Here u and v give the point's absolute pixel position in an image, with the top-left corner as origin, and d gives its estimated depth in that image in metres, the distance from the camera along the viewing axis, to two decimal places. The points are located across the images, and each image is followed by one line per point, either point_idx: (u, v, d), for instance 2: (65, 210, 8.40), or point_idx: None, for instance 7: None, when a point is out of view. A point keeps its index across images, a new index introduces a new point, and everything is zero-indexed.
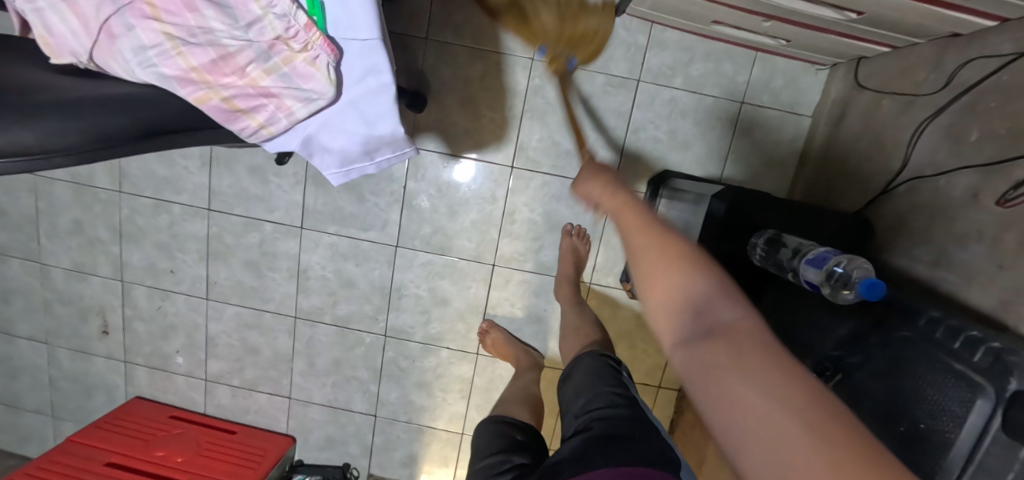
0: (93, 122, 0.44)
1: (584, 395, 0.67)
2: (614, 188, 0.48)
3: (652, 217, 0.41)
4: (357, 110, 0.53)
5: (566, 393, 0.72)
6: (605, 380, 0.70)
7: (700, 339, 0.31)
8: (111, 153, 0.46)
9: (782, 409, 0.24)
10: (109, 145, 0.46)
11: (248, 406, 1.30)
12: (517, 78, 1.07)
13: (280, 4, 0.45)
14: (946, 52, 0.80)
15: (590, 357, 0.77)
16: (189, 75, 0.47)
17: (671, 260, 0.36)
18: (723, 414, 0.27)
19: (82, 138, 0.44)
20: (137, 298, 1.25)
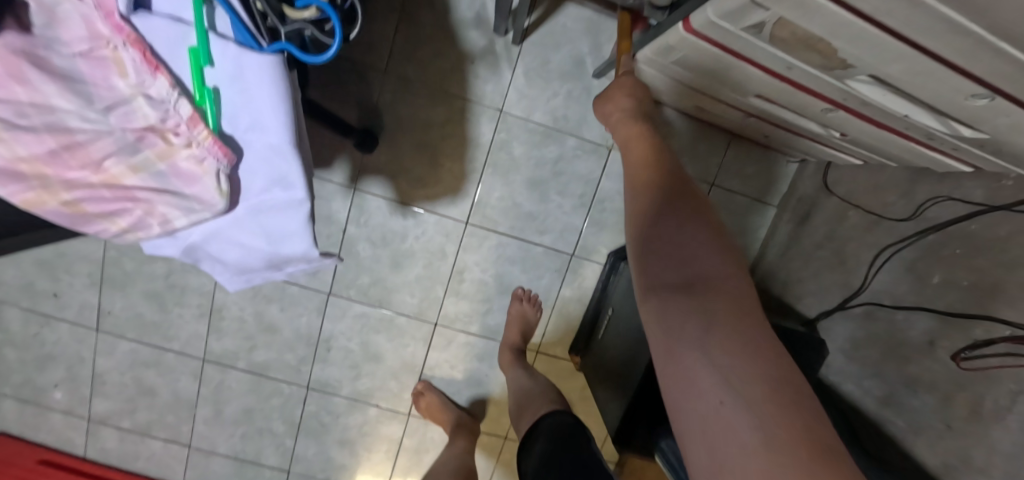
0: None
1: (555, 468, 0.64)
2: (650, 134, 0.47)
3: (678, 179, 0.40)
4: (259, 222, 0.42)
5: (527, 467, 0.70)
6: (576, 446, 0.67)
7: (681, 312, 0.31)
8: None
9: (745, 375, 0.26)
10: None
11: (138, 452, 1.14)
12: (483, 130, 0.98)
13: (155, 85, 0.35)
14: (917, 182, 0.78)
15: (552, 415, 0.75)
16: (15, 167, 0.34)
17: (693, 226, 0.35)
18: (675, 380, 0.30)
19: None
20: (9, 321, 1.06)
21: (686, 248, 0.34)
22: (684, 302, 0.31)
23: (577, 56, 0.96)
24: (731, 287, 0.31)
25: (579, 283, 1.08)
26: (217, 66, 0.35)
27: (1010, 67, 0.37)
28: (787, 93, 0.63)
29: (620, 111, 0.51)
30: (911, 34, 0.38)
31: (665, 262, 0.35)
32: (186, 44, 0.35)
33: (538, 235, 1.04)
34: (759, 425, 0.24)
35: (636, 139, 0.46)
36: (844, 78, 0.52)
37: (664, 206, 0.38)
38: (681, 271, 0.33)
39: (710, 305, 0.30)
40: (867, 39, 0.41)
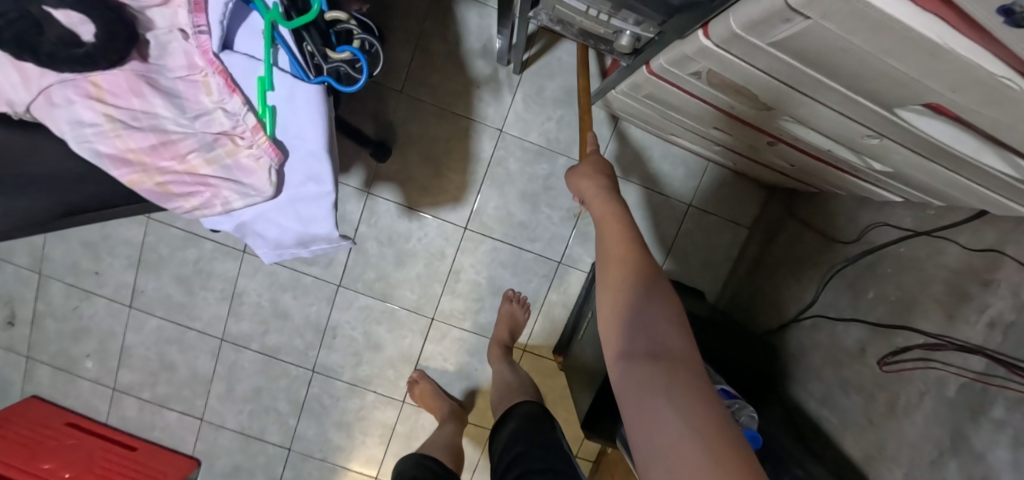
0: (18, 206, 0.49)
1: (519, 442, 0.75)
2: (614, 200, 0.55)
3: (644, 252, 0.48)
4: (295, 208, 0.54)
5: (500, 439, 0.81)
6: (541, 429, 0.77)
7: (646, 356, 0.40)
8: (30, 231, 0.51)
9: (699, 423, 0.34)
10: (35, 225, 0.51)
11: (154, 422, 1.25)
12: (484, 146, 1.10)
13: (231, 102, 0.48)
14: (862, 208, 0.87)
15: (527, 402, 0.84)
16: (125, 155, 0.48)
17: (651, 293, 0.44)
18: (638, 418, 0.37)
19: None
20: (54, 294, 1.19)
21: (649, 308, 0.43)
22: (653, 365, 0.39)
23: (570, 87, 1.09)
24: (685, 354, 0.40)
25: (564, 289, 1.19)
26: (276, 90, 0.48)
27: (877, 117, 0.46)
28: (737, 125, 0.76)
29: (592, 177, 0.58)
30: (804, 88, 0.48)
31: (635, 329, 0.42)
32: (255, 74, 0.48)
33: (529, 243, 1.15)
34: (713, 460, 0.32)
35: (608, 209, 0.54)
36: (774, 118, 0.63)
37: (634, 271, 0.46)
38: (645, 342, 0.41)
39: (676, 370, 0.38)
40: (775, 89, 0.52)
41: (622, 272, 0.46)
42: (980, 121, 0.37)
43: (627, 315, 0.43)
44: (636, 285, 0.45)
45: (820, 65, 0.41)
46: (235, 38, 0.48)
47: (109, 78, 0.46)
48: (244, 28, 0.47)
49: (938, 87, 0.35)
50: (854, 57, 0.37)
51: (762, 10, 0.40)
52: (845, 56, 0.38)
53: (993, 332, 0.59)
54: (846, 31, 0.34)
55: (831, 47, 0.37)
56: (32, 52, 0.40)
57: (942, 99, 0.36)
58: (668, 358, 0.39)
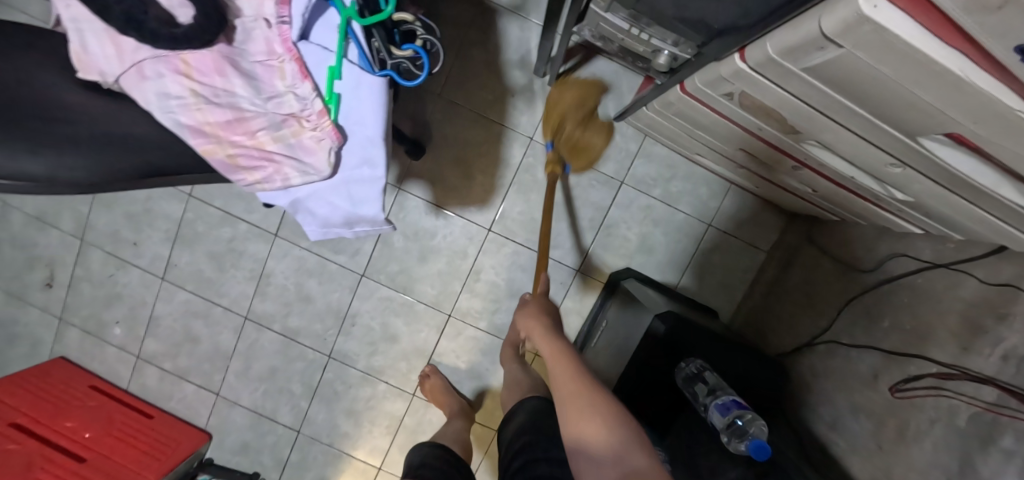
0: (99, 161, 0.52)
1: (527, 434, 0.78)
2: (547, 332, 0.69)
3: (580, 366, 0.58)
4: (348, 189, 0.58)
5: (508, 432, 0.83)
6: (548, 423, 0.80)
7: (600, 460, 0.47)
8: (96, 189, 0.53)
9: None
10: (105, 183, 0.53)
11: (172, 393, 1.29)
12: (514, 153, 1.15)
13: (302, 88, 0.52)
14: (882, 239, 0.89)
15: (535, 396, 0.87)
16: (202, 127, 0.53)
17: (585, 393, 0.53)
18: None
19: (77, 172, 0.50)
20: (93, 261, 1.25)
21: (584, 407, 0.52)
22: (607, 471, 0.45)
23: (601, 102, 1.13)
24: (631, 448, 0.46)
25: (580, 297, 1.21)
26: (344, 80, 0.53)
27: (902, 146, 0.49)
28: (764, 148, 0.79)
29: (532, 320, 0.73)
30: (834, 113, 0.51)
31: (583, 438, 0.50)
32: (326, 64, 0.53)
33: (549, 249, 1.19)
34: None
35: (545, 338, 0.67)
36: (800, 142, 0.66)
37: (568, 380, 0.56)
38: (593, 442, 0.49)
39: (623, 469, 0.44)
40: (804, 114, 0.55)
41: (561, 386, 0.56)
42: (999, 153, 0.40)
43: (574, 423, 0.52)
44: (573, 392, 0.54)
45: (850, 92, 0.44)
46: (313, 29, 0.52)
47: (197, 57, 0.51)
48: (321, 21, 0.52)
49: (961, 118, 0.38)
50: (882, 85, 0.40)
51: (799, 36, 0.43)
52: (873, 84, 0.41)
53: (1005, 364, 0.60)
54: (877, 61, 0.37)
55: (863, 75, 0.40)
56: (136, 27, 0.45)
57: (964, 129, 0.39)
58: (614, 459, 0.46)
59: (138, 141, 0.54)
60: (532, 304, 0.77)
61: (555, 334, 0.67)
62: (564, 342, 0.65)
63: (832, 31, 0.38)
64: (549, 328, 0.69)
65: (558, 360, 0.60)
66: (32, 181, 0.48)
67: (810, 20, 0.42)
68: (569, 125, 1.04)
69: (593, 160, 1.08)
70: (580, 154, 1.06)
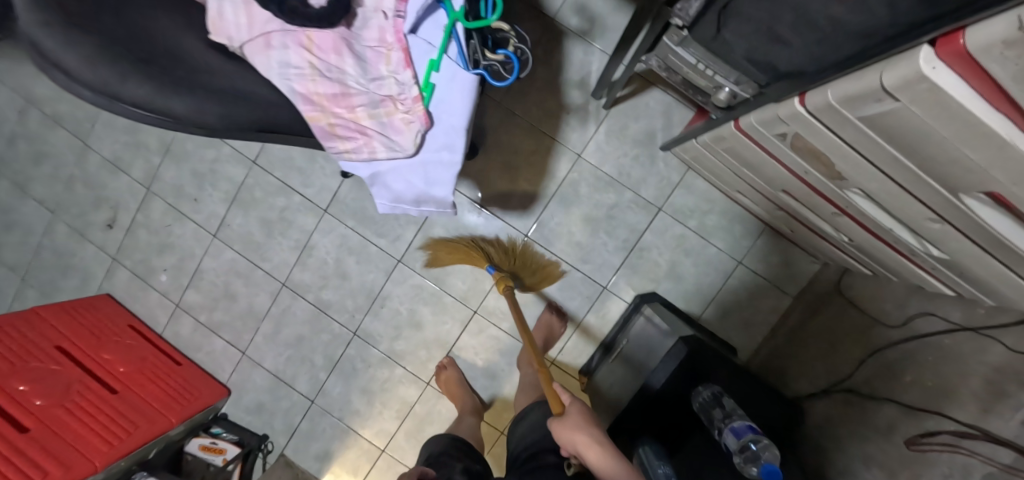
0: (227, 111, 0.56)
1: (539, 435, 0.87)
2: (609, 453, 0.69)
3: None
4: (425, 170, 0.64)
5: (522, 430, 0.92)
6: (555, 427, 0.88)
7: None
8: (217, 135, 0.57)
9: None
10: (224, 131, 0.57)
11: (202, 344, 1.36)
12: (560, 167, 1.20)
13: (404, 75, 0.59)
14: (912, 296, 0.90)
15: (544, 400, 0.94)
16: (312, 96, 0.59)
17: None
18: None
19: (207, 115, 0.55)
20: (154, 209, 1.34)
21: None
22: None
23: (651, 130, 1.18)
24: None
25: (603, 313, 1.24)
26: (440, 72, 0.59)
27: (944, 202, 0.52)
28: (807, 193, 0.82)
29: (582, 435, 0.72)
30: (883, 164, 0.54)
31: None
32: (426, 57, 0.60)
33: (580, 263, 1.22)
34: None
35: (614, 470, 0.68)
36: (843, 188, 0.70)
37: None
38: None
39: None
40: (853, 162, 0.59)
41: None
42: None
43: None
44: None
45: (903, 145, 0.48)
46: (421, 26, 0.59)
47: (320, 36, 0.58)
48: (430, 20, 0.59)
49: (1004, 178, 0.40)
50: (934, 142, 0.42)
51: (861, 86, 0.47)
52: (926, 140, 0.43)
53: None
54: (930, 117, 0.40)
55: (914, 131, 0.43)
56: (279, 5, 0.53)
57: (1005, 190, 0.42)
58: None
59: (258, 100, 0.59)
60: (574, 410, 0.75)
61: (618, 460, 0.69)
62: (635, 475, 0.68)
63: (892, 84, 0.42)
64: (610, 451, 0.69)
65: None
66: (160, 114, 0.52)
67: (873, 73, 0.46)
68: (494, 253, 1.17)
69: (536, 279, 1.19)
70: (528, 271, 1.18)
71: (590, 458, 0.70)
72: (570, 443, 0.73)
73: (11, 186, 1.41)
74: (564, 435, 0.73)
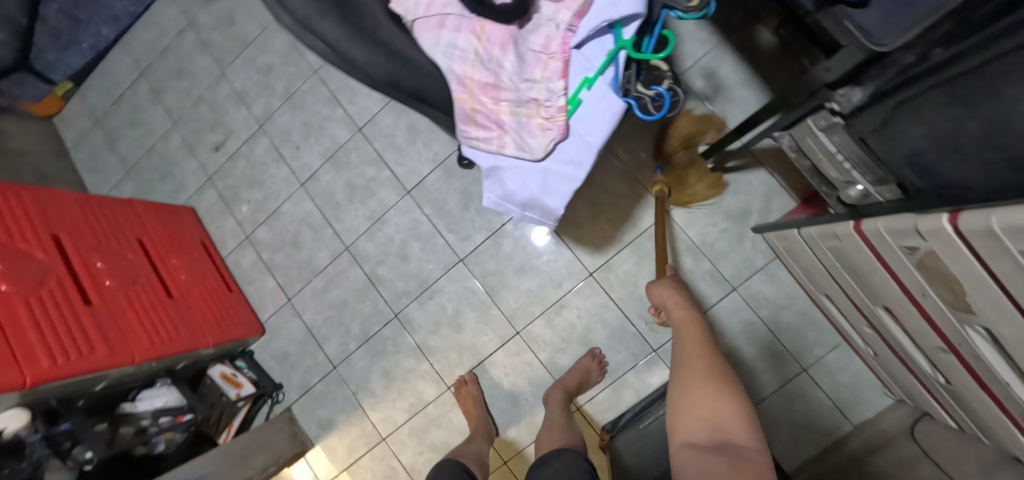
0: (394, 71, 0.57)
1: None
2: (684, 306, 0.73)
3: (725, 363, 0.63)
4: (545, 178, 0.66)
5: (542, 472, 0.82)
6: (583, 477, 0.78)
7: (710, 443, 0.53)
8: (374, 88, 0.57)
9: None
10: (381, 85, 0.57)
11: (256, 280, 1.42)
12: (645, 218, 1.18)
13: (556, 85, 0.62)
14: (1000, 468, 0.75)
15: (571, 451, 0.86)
16: (466, 80, 0.62)
17: (726, 392, 0.58)
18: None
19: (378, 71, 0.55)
20: (258, 146, 1.44)
21: (721, 404, 0.57)
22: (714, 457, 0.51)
23: (748, 208, 1.15)
24: (749, 454, 0.52)
25: (645, 376, 1.18)
26: (591, 91, 0.62)
27: None
28: (914, 317, 0.75)
29: (669, 289, 0.77)
30: None
31: (708, 428, 0.55)
32: (583, 74, 0.63)
33: (637, 318, 1.18)
34: None
35: (685, 315, 0.72)
36: (966, 323, 0.63)
37: (714, 371, 0.61)
38: (711, 435, 0.54)
39: (738, 464, 0.50)
40: (993, 297, 0.53)
41: (703, 368, 0.62)
42: None
43: (699, 402, 0.58)
44: (709, 382, 0.59)
45: None
46: (584, 45, 0.63)
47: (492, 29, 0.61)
48: (595, 44, 0.62)
49: None
50: None
51: None
52: None
53: None
54: None
55: None
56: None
57: None
58: (722, 447, 0.52)
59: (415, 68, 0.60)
60: (674, 277, 0.81)
61: (691, 311, 0.72)
62: (703, 323, 0.70)
63: None
64: (688, 304, 0.74)
65: (702, 345, 0.66)
66: (337, 52, 0.52)
67: None
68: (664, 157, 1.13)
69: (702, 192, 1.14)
70: (680, 189, 1.14)
71: (668, 305, 0.75)
72: (656, 298, 0.79)
73: (149, 90, 1.56)
74: (653, 289, 0.80)
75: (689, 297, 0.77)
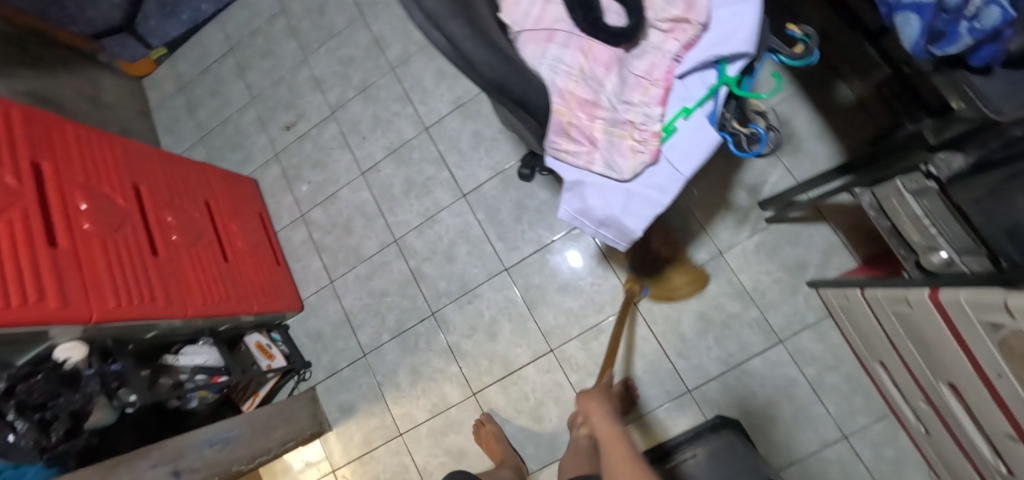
0: (504, 77, 0.57)
1: None
2: (608, 421, 0.81)
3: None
4: (628, 198, 0.67)
5: None
6: None
7: None
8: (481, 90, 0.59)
9: None
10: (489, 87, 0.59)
11: (304, 258, 1.46)
12: (697, 256, 1.18)
13: (654, 111, 0.64)
14: None
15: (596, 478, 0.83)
16: (567, 93, 0.64)
17: None
18: None
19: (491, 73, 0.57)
20: (327, 131, 1.50)
21: None
22: None
23: (805, 261, 1.12)
24: None
25: (675, 416, 1.14)
26: (688, 121, 0.64)
27: None
28: (985, 400, 0.68)
29: (591, 401, 0.86)
30: None
31: None
32: (682, 103, 0.65)
33: (674, 356, 1.16)
34: None
35: (609, 436, 0.77)
36: None
37: None
38: None
39: None
40: None
41: None
42: None
43: None
44: None
45: None
46: (686, 77, 0.65)
47: (599, 51, 0.64)
48: (697, 76, 0.65)
49: None
50: None
51: None
52: None
53: None
54: None
55: None
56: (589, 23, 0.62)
57: None
58: None
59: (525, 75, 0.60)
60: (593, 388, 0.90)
61: (615, 427, 0.79)
62: (625, 440, 0.76)
63: None
64: (609, 420, 0.81)
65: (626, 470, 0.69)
66: (457, 50, 0.54)
67: None
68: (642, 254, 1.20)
69: (678, 293, 1.18)
70: (661, 285, 1.19)
71: (593, 420, 0.83)
72: (583, 410, 0.87)
73: (234, 65, 1.66)
74: (580, 399, 0.89)
75: (610, 408, 0.85)
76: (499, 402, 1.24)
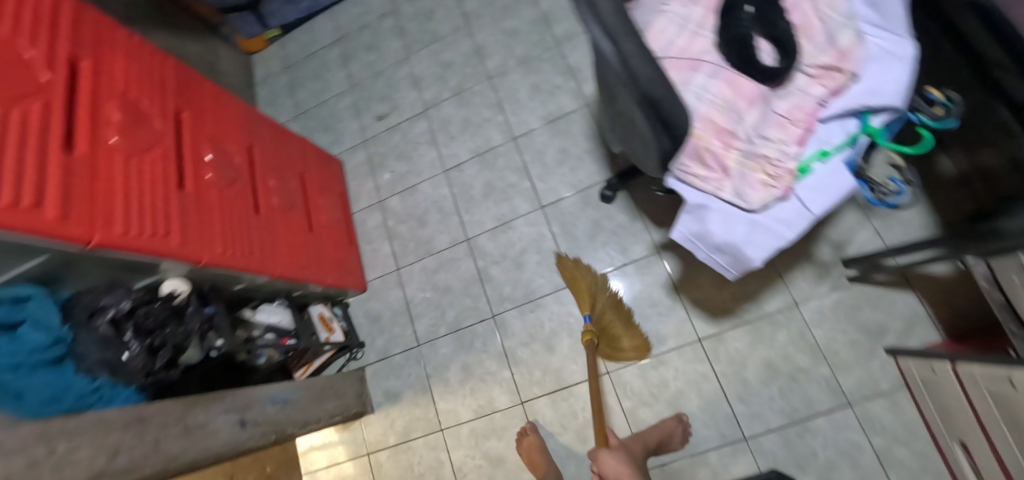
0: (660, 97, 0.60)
1: None
2: None
3: None
4: (751, 228, 0.68)
5: None
6: None
7: None
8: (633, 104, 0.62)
9: None
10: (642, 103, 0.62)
11: (375, 242, 1.52)
12: (771, 303, 1.17)
13: (791, 149, 0.66)
14: None
15: None
16: (708, 121, 0.67)
17: None
18: None
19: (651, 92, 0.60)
20: (417, 127, 1.58)
21: None
22: None
23: (884, 326, 1.10)
24: None
25: (728, 462, 1.11)
26: (825, 164, 0.66)
27: None
28: None
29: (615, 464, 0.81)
30: None
31: None
32: (821, 145, 0.67)
33: (734, 399, 1.14)
34: None
35: None
36: None
37: None
38: None
39: None
40: None
41: None
42: None
43: None
44: None
45: None
46: (827, 122, 0.67)
47: (745, 85, 0.67)
48: (836, 123, 0.67)
49: None
50: None
51: None
52: None
53: None
54: None
55: None
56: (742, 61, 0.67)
57: None
58: None
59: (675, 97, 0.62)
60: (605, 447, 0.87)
61: None
62: None
63: None
64: None
65: None
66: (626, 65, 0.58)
67: None
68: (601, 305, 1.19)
69: (622, 355, 1.18)
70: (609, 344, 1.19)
71: None
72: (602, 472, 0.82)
73: (339, 54, 1.77)
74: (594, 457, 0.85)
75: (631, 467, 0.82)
76: (545, 415, 1.24)
